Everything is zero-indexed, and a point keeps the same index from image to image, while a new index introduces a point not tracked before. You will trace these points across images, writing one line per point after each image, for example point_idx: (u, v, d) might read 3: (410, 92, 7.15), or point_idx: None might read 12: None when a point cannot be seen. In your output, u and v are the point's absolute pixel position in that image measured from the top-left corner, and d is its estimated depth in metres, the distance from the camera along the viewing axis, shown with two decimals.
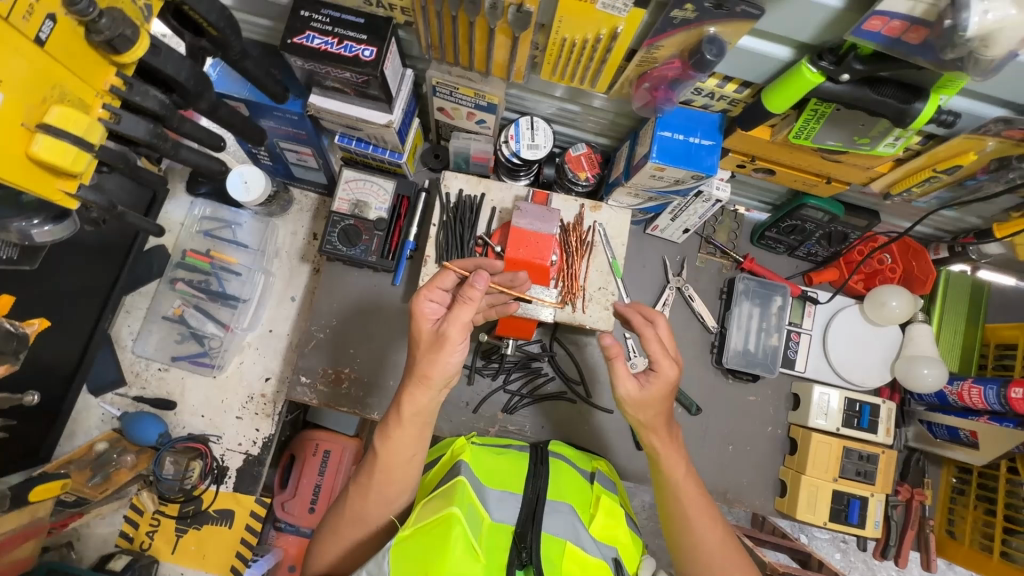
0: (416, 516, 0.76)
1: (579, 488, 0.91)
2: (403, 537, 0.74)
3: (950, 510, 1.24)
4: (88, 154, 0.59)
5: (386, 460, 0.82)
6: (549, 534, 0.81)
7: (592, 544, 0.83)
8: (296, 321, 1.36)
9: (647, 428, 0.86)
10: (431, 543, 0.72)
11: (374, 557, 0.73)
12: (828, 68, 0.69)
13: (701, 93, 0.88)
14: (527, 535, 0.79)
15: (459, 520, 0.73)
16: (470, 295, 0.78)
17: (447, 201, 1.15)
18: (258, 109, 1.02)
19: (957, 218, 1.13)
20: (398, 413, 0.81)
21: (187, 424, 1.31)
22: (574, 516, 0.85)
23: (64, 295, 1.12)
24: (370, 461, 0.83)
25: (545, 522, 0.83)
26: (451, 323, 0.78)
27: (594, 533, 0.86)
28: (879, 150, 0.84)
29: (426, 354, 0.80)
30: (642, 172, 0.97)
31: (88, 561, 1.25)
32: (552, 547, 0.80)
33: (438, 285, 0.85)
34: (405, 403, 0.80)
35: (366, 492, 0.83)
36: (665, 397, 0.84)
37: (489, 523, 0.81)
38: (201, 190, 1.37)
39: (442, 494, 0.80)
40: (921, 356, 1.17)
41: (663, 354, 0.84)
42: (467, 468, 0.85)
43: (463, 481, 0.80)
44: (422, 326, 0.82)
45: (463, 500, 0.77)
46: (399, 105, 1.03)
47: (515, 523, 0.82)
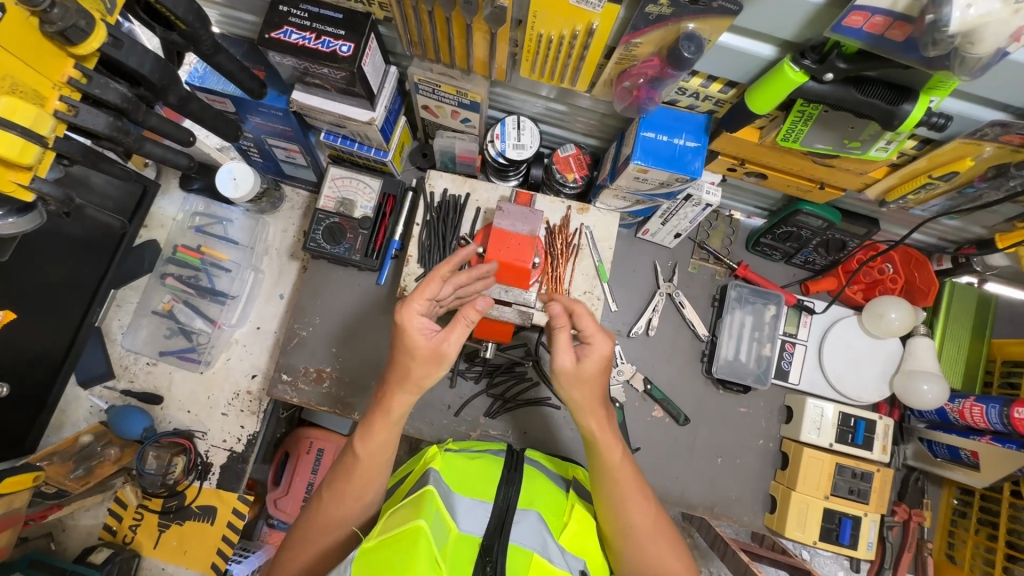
0: (381, 527, 0.71)
1: (550, 496, 0.86)
2: (367, 550, 0.68)
3: (951, 533, 1.19)
4: (36, 145, 0.60)
5: (355, 470, 0.83)
6: (518, 544, 0.77)
7: (559, 556, 0.78)
8: (284, 319, 1.36)
9: (583, 409, 0.83)
10: (393, 558, 0.66)
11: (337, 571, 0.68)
12: (810, 67, 0.66)
13: (685, 93, 0.86)
14: (493, 549, 0.75)
15: (426, 534, 0.67)
16: (468, 315, 0.80)
17: (432, 200, 1.13)
18: (242, 104, 1.02)
19: (960, 228, 1.08)
20: (386, 416, 0.82)
21: (173, 419, 1.31)
22: (543, 525, 0.80)
23: (46, 288, 1.13)
24: (349, 465, 0.83)
25: (513, 533, 0.78)
26: (454, 342, 0.80)
27: (563, 542, 0.81)
28: (871, 154, 0.80)
29: (422, 368, 0.80)
30: (626, 173, 0.95)
31: (71, 553, 1.25)
32: (518, 556, 0.76)
33: (428, 295, 0.81)
34: (392, 406, 0.82)
35: (340, 497, 0.82)
36: (599, 373, 0.82)
37: (457, 534, 0.76)
38: (194, 186, 1.38)
39: (408, 503, 0.74)
40: (921, 371, 1.12)
41: (595, 328, 0.82)
42: (434, 476, 0.81)
43: (431, 490, 0.75)
44: (419, 341, 0.79)
45: (429, 508, 0.72)
46: (382, 102, 1.02)
47: (482, 535, 0.77)
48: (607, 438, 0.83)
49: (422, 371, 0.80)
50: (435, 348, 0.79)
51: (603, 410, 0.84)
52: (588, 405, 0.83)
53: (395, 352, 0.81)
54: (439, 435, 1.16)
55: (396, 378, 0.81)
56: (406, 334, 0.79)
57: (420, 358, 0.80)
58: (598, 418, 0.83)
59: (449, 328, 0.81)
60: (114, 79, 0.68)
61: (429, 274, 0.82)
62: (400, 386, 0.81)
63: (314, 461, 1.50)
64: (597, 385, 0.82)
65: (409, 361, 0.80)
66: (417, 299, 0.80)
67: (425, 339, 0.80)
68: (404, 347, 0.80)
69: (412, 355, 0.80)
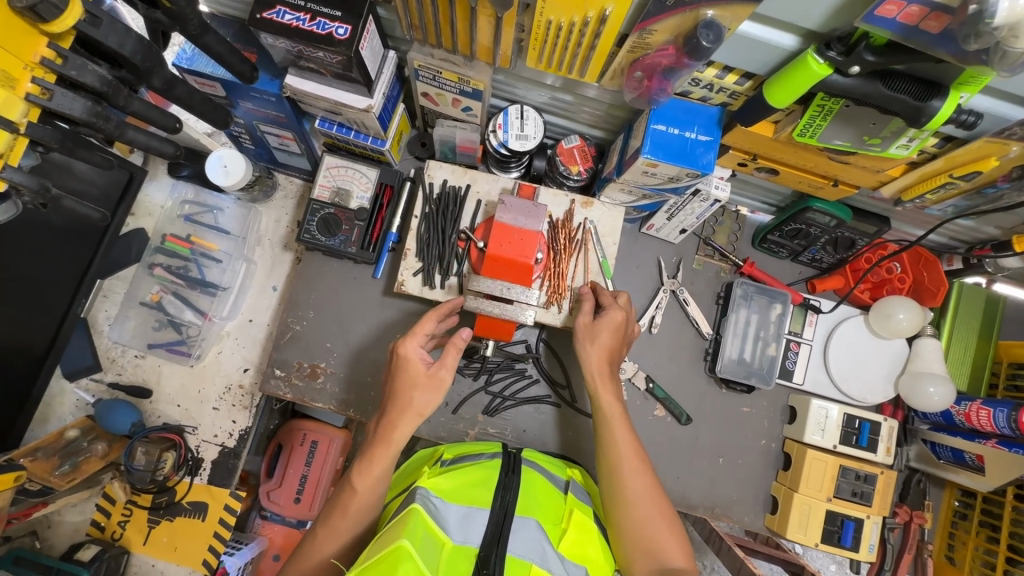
0: (369, 551, 0.70)
1: (548, 503, 0.85)
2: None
3: (951, 535, 1.18)
4: (7, 132, 0.56)
5: (353, 504, 0.83)
6: (514, 556, 0.75)
7: (558, 565, 0.76)
8: (277, 312, 1.32)
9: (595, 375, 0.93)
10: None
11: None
12: (836, 59, 0.63)
13: (699, 84, 0.82)
14: (490, 561, 0.73)
15: (409, 554, 0.66)
16: (458, 343, 0.89)
17: (430, 191, 1.09)
18: (233, 89, 0.97)
19: (973, 227, 1.06)
20: (386, 446, 0.84)
21: (162, 413, 1.27)
22: (541, 534, 0.78)
23: (27, 279, 1.08)
24: (346, 500, 0.83)
25: (511, 543, 0.76)
26: (449, 368, 0.88)
27: (562, 551, 0.79)
28: (891, 151, 0.77)
29: (422, 396, 0.86)
30: (634, 168, 0.91)
31: (57, 549, 1.22)
32: (515, 570, 0.73)
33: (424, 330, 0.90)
34: (394, 435, 0.85)
35: (336, 531, 0.82)
36: (614, 336, 0.95)
37: (452, 547, 0.74)
38: (183, 173, 1.33)
39: (395, 524, 0.73)
40: (927, 373, 1.10)
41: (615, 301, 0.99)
42: (423, 493, 0.79)
43: (417, 508, 0.74)
44: (418, 370, 0.87)
45: (415, 532, 0.70)
46: (380, 89, 0.98)
47: (478, 545, 0.75)
48: (601, 390, 0.92)
49: (417, 399, 0.86)
50: (433, 376, 0.87)
51: (602, 366, 0.94)
52: (595, 368, 0.93)
53: (395, 385, 0.87)
54: (436, 433, 1.13)
55: (397, 407, 0.86)
56: (407, 362, 0.87)
57: (414, 383, 0.86)
58: (596, 373, 0.93)
59: (442, 357, 0.88)
60: (92, 60, 0.63)
61: (423, 318, 0.92)
62: (403, 415, 0.85)
63: (308, 454, 1.47)
64: (608, 346, 0.95)
65: (410, 390, 0.86)
66: (415, 336, 0.89)
67: (422, 368, 0.87)
68: (407, 378, 0.87)
69: (414, 386, 0.86)
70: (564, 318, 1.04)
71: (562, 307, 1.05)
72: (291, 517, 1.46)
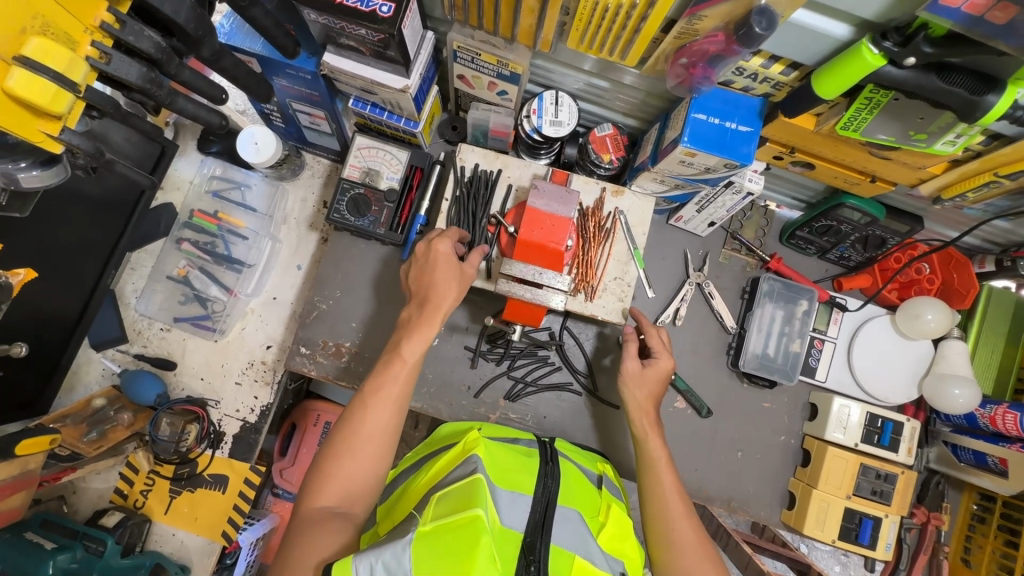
0: (434, 512, 0.72)
1: (586, 496, 0.89)
2: (425, 533, 0.68)
3: (968, 538, 1.18)
4: (69, 93, 0.56)
5: (402, 372, 0.89)
6: (558, 547, 0.78)
7: (600, 558, 0.79)
8: (301, 290, 1.33)
9: (640, 409, 0.99)
10: (455, 545, 0.66)
11: (394, 550, 0.66)
12: (891, 49, 0.62)
13: (743, 73, 0.81)
14: (536, 547, 0.76)
15: (485, 527, 0.68)
16: (476, 260, 0.98)
17: (462, 175, 1.09)
18: (270, 65, 0.97)
19: (1009, 230, 1.05)
20: (432, 318, 0.92)
21: (186, 386, 1.29)
22: (582, 525, 0.82)
23: (62, 247, 1.10)
24: (394, 369, 0.89)
25: (555, 533, 0.79)
26: (475, 263, 0.97)
27: (601, 543, 0.83)
28: (937, 148, 0.76)
29: (451, 299, 0.93)
30: (671, 157, 0.91)
31: (82, 514, 1.25)
32: (559, 563, 0.76)
33: (454, 235, 0.99)
34: (441, 311, 0.92)
35: (387, 401, 0.87)
36: (658, 380, 1.01)
37: (502, 528, 0.76)
38: (212, 150, 1.33)
39: (456, 491, 0.75)
40: (953, 375, 1.09)
41: (661, 348, 1.03)
42: (480, 463, 0.81)
43: (481, 478, 0.76)
44: (444, 267, 0.94)
45: (482, 500, 0.72)
46: (417, 70, 0.98)
47: (524, 531, 0.77)
48: (648, 435, 0.97)
49: (453, 291, 0.94)
50: (467, 271, 0.96)
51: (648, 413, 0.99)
52: (637, 407, 0.99)
53: (427, 279, 0.95)
54: (458, 416, 1.14)
55: (438, 292, 0.93)
56: (438, 255, 0.95)
57: (447, 274, 0.94)
58: (642, 418, 0.98)
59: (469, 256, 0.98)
60: (148, 27, 0.63)
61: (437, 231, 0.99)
62: (444, 300, 0.93)
63: (322, 433, 1.49)
64: (652, 387, 1.00)
65: (440, 295, 0.93)
66: (445, 236, 0.98)
67: (452, 264, 0.95)
68: (434, 276, 0.94)
69: (445, 278, 0.94)
70: (591, 305, 1.04)
71: (589, 295, 1.05)
72: None
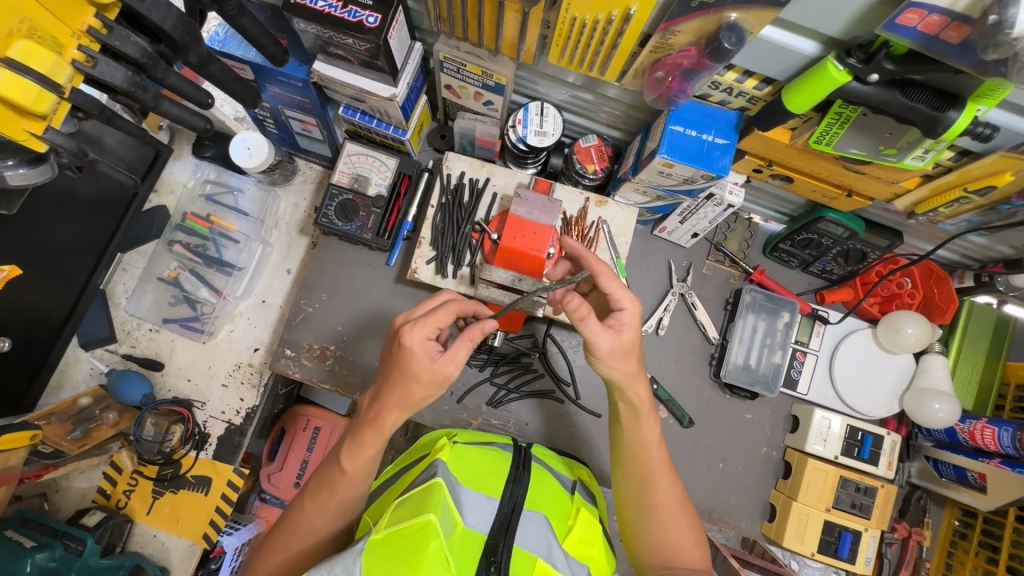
0: (389, 519, 0.75)
1: (557, 501, 0.90)
2: (377, 541, 0.71)
3: (950, 555, 1.17)
4: (52, 94, 0.58)
5: (341, 484, 0.82)
6: (521, 548, 0.80)
7: (563, 561, 0.81)
8: (290, 294, 1.35)
9: (624, 383, 0.83)
10: (405, 549, 0.69)
11: (344, 562, 0.69)
12: (855, 66, 0.64)
13: (719, 87, 0.83)
14: (498, 549, 0.78)
15: (435, 531, 0.70)
16: (474, 336, 0.78)
17: (448, 182, 1.11)
18: (262, 72, 1.00)
19: (986, 245, 1.06)
20: (378, 432, 0.80)
21: (173, 387, 1.30)
22: (548, 529, 0.84)
23: (56, 245, 1.12)
24: (333, 480, 0.82)
25: (518, 535, 0.81)
26: (459, 365, 0.78)
27: (566, 547, 0.83)
28: (906, 163, 0.78)
29: (424, 390, 0.78)
30: (650, 168, 0.92)
31: (64, 514, 1.25)
32: (521, 563, 0.79)
33: (435, 320, 0.77)
34: (386, 424, 0.80)
35: (323, 507, 0.82)
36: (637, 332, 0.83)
37: (464, 530, 0.79)
38: (206, 154, 1.36)
39: (415, 496, 0.78)
40: (933, 389, 1.10)
41: (624, 292, 0.83)
42: (443, 467, 0.84)
43: (439, 483, 0.78)
44: (423, 363, 0.76)
45: (437, 502, 0.75)
46: (404, 79, 1.00)
47: (487, 533, 0.80)
48: (644, 423, 0.86)
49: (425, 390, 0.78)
50: (439, 372, 0.76)
51: (646, 388, 0.85)
52: (630, 380, 0.83)
53: (395, 370, 0.78)
54: (440, 421, 1.14)
55: (397, 397, 0.78)
56: (410, 353, 0.76)
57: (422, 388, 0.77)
58: (640, 404, 0.85)
59: (453, 350, 0.77)
60: (136, 33, 0.66)
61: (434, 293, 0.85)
62: (398, 405, 0.79)
63: (310, 439, 1.49)
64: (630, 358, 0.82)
65: (411, 381, 0.77)
66: (423, 321, 0.77)
67: (427, 362, 0.76)
68: (408, 370, 0.77)
69: (416, 378, 0.77)
70: None
71: None
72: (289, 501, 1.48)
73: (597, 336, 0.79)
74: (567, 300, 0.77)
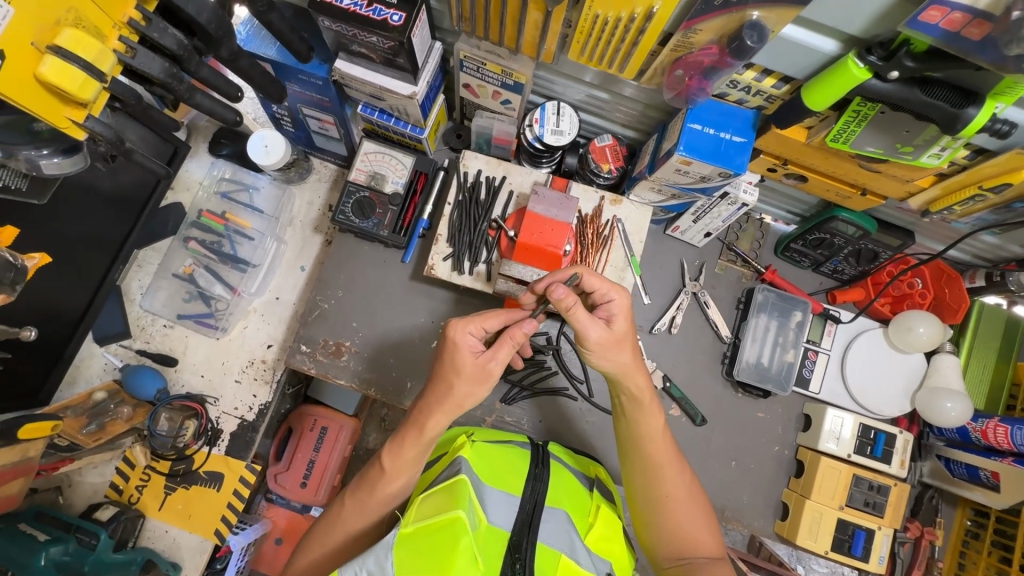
0: (416, 513, 0.75)
1: (577, 498, 0.90)
2: (406, 537, 0.72)
3: (962, 555, 1.17)
4: (96, 81, 0.60)
5: (379, 485, 0.84)
6: (545, 545, 0.82)
7: (585, 557, 0.83)
8: (303, 291, 1.35)
9: (624, 376, 0.85)
10: (437, 547, 0.70)
11: (376, 556, 0.70)
12: (875, 63, 0.66)
13: (737, 86, 0.85)
14: (522, 545, 0.79)
15: (464, 528, 0.71)
16: (515, 336, 0.82)
17: (464, 180, 1.12)
18: (284, 70, 1.01)
19: (997, 245, 1.07)
20: (418, 435, 0.82)
21: (186, 382, 1.30)
22: (570, 526, 0.85)
23: (75, 240, 1.13)
24: (375, 477, 0.84)
25: (541, 532, 0.83)
26: (500, 361, 0.81)
27: (589, 544, 0.85)
28: (922, 161, 0.79)
29: (465, 387, 0.81)
30: (667, 166, 0.94)
31: (76, 508, 1.25)
32: (546, 558, 0.81)
33: (487, 321, 0.83)
34: (426, 426, 0.81)
35: (362, 507, 0.85)
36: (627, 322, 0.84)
37: (488, 526, 0.81)
38: (223, 152, 1.37)
39: (441, 491, 0.78)
40: (945, 389, 1.11)
41: (611, 285, 0.84)
42: (466, 465, 0.85)
43: (464, 479, 0.79)
44: (465, 359, 0.80)
45: (464, 500, 0.75)
46: (424, 77, 1.02)
47: (510, 530, 0.81)
48: (646, 413, 0.88)
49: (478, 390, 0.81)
50: (481, 368, 0.80)
51: (645, 379, 0.87)
52: (629, 371, 0.85)
53: (439, 366, 0.83)
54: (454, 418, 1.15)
55: (438, 395, 0.82)
56: (456, 349, 0.80)
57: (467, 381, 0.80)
58: (642, 395, 0.87)
59: (496, 349, 0.81)
60: (172, 26, 0.68)
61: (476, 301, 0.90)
62: (441, 405, 0.81)
63: (317, 439, 1.49)
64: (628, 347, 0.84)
65: (453, 377, 0.81)
66: (473, 319, 0.82)
67: (469, 356, 0.81)
68: (452, 364, 0.81)
69: (458, 373, 0.80)
70: None
71: None
72: (297, 500, 1.48)
73: (589, 327, 0.81)
74: (554, 289, 0.78)
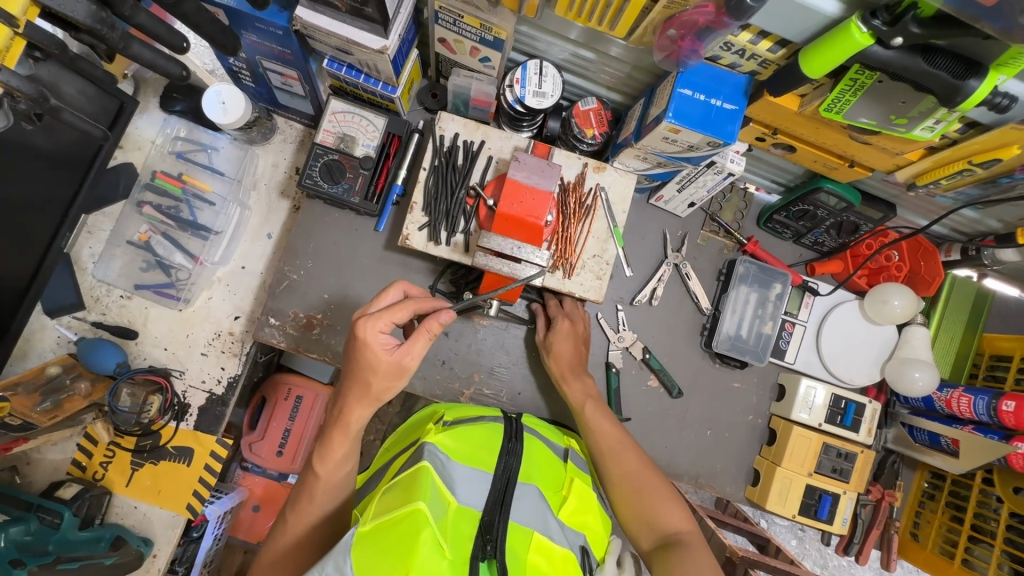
0: (375, 510, 0.74)
1: (551, 474, 0.92)
2: (365, 534, 0.70)
3: (917, 514, 1.24)
4: (8, 28, 0.58)
5: (318, 487, 0.86)
6: (518, 524, 0.81)
7: (560, 532, 0.84)
8: (271, 261, 1.29)
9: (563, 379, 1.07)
10: (398, 541, 0.68)
11: (335, 561, 0.68)
12: (879, 28, 0.62)
13: (731, 49, 0.80)
14: (493, 526, 0.78)
15: (426, 518, 0.70)
16: (431, 327, 0.82)
17: (441, 144, 1.06)
18: (240, 18, 0.91)
19: (976, 219, 1.09)
20: (345, 429, 0.85)
21: (148, 355, 1.24)
22: (543, 502, 0.85)
23: (12, 207, 1.02)
24: (310, 485, 0.87)
25: (514, 510, 0.82)
26: (415, 355, 0.82)
27: (562, 518, 0.87)
28: (915, 133, 0.77)
29: (383, 382, 0.82)
30: (655, 133, 0.89)
31: (36, 486, 1.20)
32: (518, 537, 0.80)
33: (396, 313, 0.82)
34: (350, 420, 0.84)
35: (303, 514, 0.86)
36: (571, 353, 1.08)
37: (457, 507, 0.79)
38: (176, 108, 1.26)
39: (403, 482, 0.77)
40: (914, 359, 1.13)
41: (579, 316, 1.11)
42: (431, 449, 0.83)
43: (426, 466, 0.77)
44: (380, 357, 0.80)
45: (421, 490, 0.74)
46: (396, 30, 0.93)
47: (481, 509, 0.80)
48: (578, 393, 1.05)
49: (391, 377, 0.82)
50: (397, 363, 0.81)
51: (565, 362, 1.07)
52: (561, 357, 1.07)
53: (353, 365, 0.82)
54: (431, 391, 1.12)
55: (356, 391, 0.83)
56: (368, 347, 0.80)
57: (387, 373, 0.81)
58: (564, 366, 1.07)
59: (411, 342, 0.82)
60: None
61: (388, 287, 0.88)
62: (360, 399, 0.83)
63: (291, 409, 1.45)
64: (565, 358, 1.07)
65: (370, 375, 0.81)
66: (381, 312, 0.82)
67: (387, 354, 0.81)
68: (366, 363, 0.81)
69: (375, 370, 0.81)
70: (569, 282, 1.04)
71: (568, 271, 1.04)
72: (272, 470, 1.47)
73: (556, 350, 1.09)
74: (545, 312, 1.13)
